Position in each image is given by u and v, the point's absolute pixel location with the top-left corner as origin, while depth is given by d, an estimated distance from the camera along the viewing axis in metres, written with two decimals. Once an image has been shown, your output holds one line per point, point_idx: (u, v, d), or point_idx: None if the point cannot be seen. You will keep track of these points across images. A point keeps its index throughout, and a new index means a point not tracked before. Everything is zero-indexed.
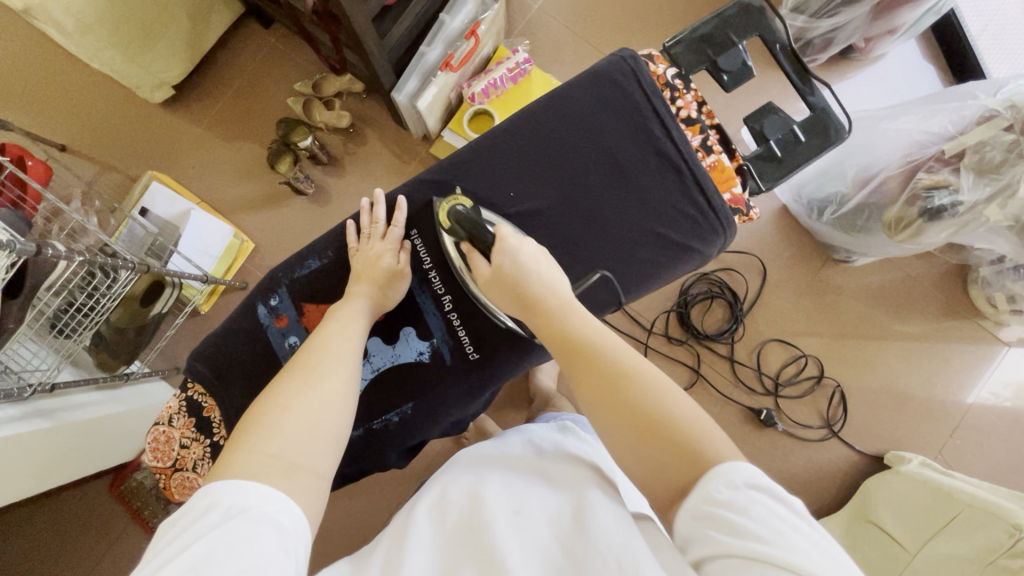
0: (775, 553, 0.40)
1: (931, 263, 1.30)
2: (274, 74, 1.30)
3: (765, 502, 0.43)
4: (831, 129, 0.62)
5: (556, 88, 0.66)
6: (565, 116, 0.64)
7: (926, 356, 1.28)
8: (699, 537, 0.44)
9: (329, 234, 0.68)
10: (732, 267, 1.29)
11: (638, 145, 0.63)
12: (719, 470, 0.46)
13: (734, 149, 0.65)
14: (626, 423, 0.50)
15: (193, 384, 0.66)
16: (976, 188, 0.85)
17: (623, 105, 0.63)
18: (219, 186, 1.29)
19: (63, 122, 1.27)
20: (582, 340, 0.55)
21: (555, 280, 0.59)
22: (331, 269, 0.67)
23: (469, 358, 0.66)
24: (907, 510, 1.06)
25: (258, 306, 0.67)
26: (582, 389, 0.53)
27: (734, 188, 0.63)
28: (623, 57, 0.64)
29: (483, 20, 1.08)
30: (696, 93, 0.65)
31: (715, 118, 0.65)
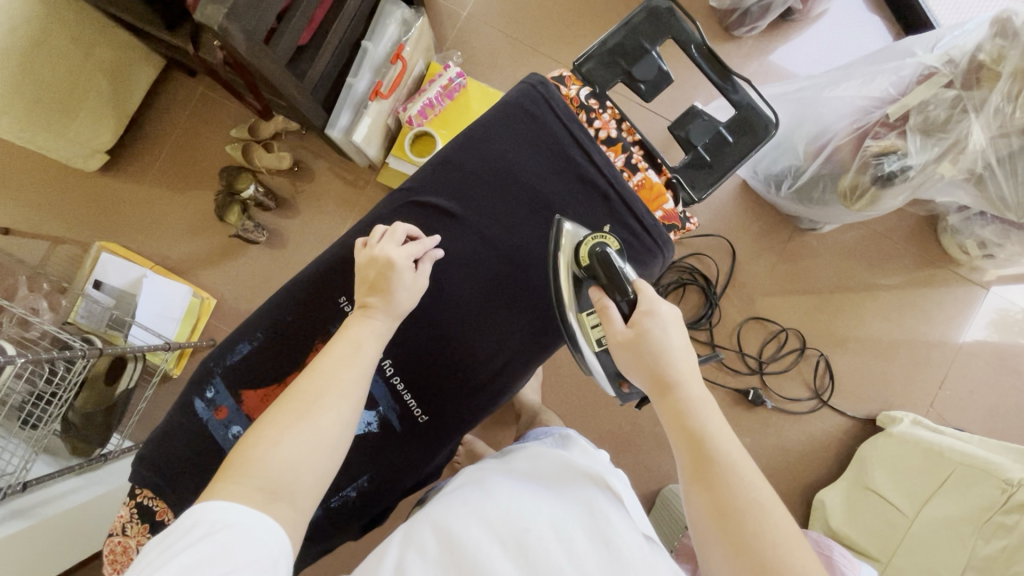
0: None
1: (899, 217, 1.28)
2: (208, 123, 1.27)
3: None
4: (758, 127, 0.60)
5: (470, 124, 0.63)
6: (482, 156, 0.61)
7: (907, 311, 1.27)
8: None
9: (259, 311, 0.65)
10: (701, 251, 1.27)
11: (562, 175, 0.61)
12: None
13: (661, 162, 0.63)
14: (745, 554, 0.46)
15: (143, 489, 0.63)
16: (924, 149, 0.82)
17: (540, 135, 0.61)
18: (171, 247, 1.26)
19: (2, 205, 1.24)
20: (716, 455, 0.49)
21: (693, 376, 0.52)
22: (264, 351, 0.64)
23: (418, 421, 0.64)
24: (903, 473, 1.05)
25: (194, 401, 0.64)
26: (707, 506, 0.48)
27: (665, 204, 0.61)
28: (532, 84, 0.61)
29: (406, 42, 1.05)
30: (613, 110, 0.62)
31: (637, 133, 0.63)
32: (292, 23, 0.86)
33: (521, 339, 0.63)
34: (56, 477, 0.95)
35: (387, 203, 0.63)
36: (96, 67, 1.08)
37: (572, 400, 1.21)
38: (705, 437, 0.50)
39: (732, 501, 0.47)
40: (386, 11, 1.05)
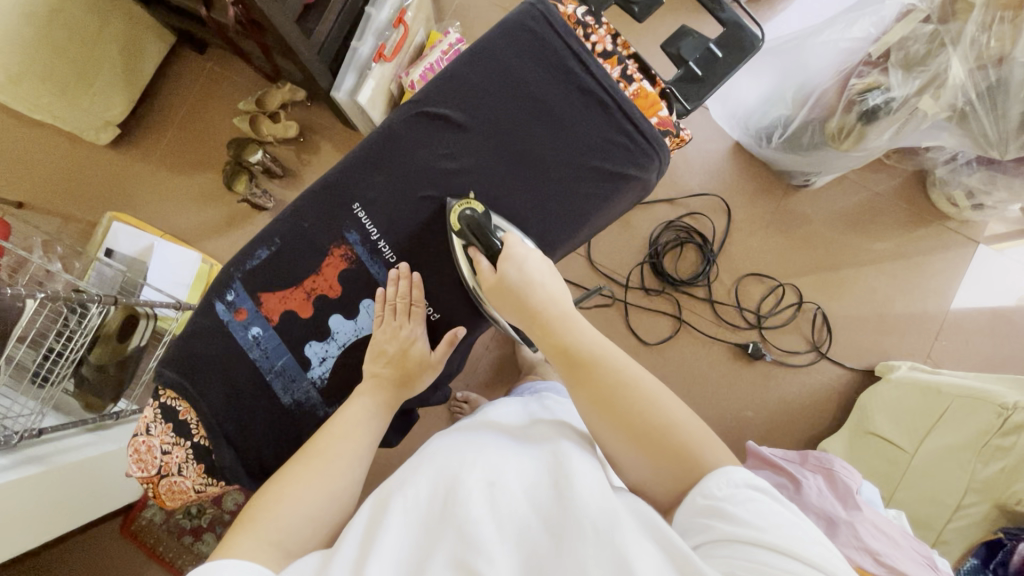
0: (761, 537, 0.41)
1: (890, 175, 1.32)
2: (215, 97, 1.31)
3: (763, 500, 0.44)
4: (746, 42, 0.63)
5: (473, 43, 0.66)
6: (486, 71, 0.65)
7: (900, 266, 1.30)
8: (692, 526, 0.45)
9: (276, 219, 0.67)
10: (697, 211, 1.30)
11: (561, 85, 0.64)
12: (719, 472, 0.47)
13: (655, 74, 0.66)
14: (630, 429, 0.50)
15: (165, 391, 0.65)
16: (906, 83, 0.86)
17: (540, 49, 0.64)
18: (180, 216, 1.29)
19: (15, 180, 1.27)
20: (585, 353, 0.53)
21: (558, 293, 0.58)
22: (281, 255, 0.66)
23: (430, 319, 0.68)
24: (901, 413, 1.07)
25: (215, 303, 0.66)
26: (589, 401, 0.51)
27: (660, 111, 0.64)
28: (530, 3, 0.64)
29: (408, 7, 1.09)
30: (608, 26, 0.65)
31: (631, 47, 0.66)
32: None
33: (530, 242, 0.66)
34: (67, 428, 0.97)
35: (397, 116, 0.67)
36: (111, 39, 1.12)
37: None
38: (571, 346, 0.54)
39: (604, 391, 0.51)
40: None
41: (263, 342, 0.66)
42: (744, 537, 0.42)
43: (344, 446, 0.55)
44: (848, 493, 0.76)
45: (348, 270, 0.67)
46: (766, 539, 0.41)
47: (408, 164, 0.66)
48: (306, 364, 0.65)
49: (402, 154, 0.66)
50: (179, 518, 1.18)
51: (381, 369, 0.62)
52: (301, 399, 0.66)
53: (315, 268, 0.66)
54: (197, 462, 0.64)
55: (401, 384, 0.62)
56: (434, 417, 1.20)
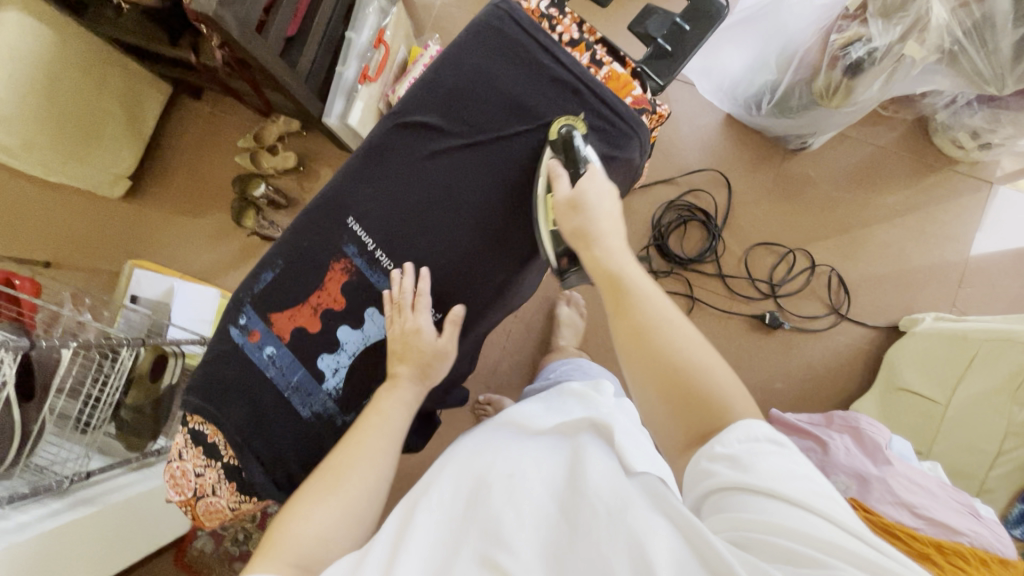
0: (773, 490, 0.43)
1: (890, 126, 1.29)
2: (215, 138, 1.36)
3: (776, 451, 0.46)
4: (712, 11, 0.64)
5: (445, 49, 0.67)
6: (458, 76, 0.65)
7: (913, 217, 1.27)
8: (699, 476, 0.48)
9: (278, 244, 0.70)
10: (696, 187, 1.29)
11: (534, 80, 0.65)
12: (739, 425, 0.48)
13: (624, 55, 0.65)
14: (659, 369, 0.52)
15: (193, 416, 0.68)
16: (887, 31, 0.84)
17: (508, 47, 0.64)
18: (197, 256, 1.34)
19: (40, 242, 1.34)
20: (635, 286, 0.57)
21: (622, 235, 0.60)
22: (286, 277, 0.69)
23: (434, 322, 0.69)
24: (931, 366, 1.04)
25: (230, 328, 0.70)
26: (624, 328, 0.55)
27: (633, 90, 0.64)
28: (494, 3, 0.65)
29: (386, 27, 1.14)
30: (573, 15, 0.66)
31: (598, 32, 0.66)
32: (277, 15, 0.92)
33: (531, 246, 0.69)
34: (113, 468, 1.02)
35: (378, 130, 0.68)
36: (111, 97, 1.19)
37: (590, 349, 1.24)
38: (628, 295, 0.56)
39: (642, 324, 0.54)
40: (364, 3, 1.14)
41: (277, 360, 0.69)
42: (756, 487, 0.43)
43: (363, 451, 0.57)
44: (877, 449, 0.74)
45: (350, 282, 0.69)
46: (783, 495, 0.42)
47: (397, 175, 0.68)
48: (320, 377, 0.68)
49: (388, 167, 0.68)
50: (228, 546, 1.22)
51: (393, 375, 0.64)
52: (320, 411, 0.69)
53: (319, 284, 0.69)
54: (230, 482, 0.67)
55: (413, 388, 0.64)
56: (458, 423, 1.22)
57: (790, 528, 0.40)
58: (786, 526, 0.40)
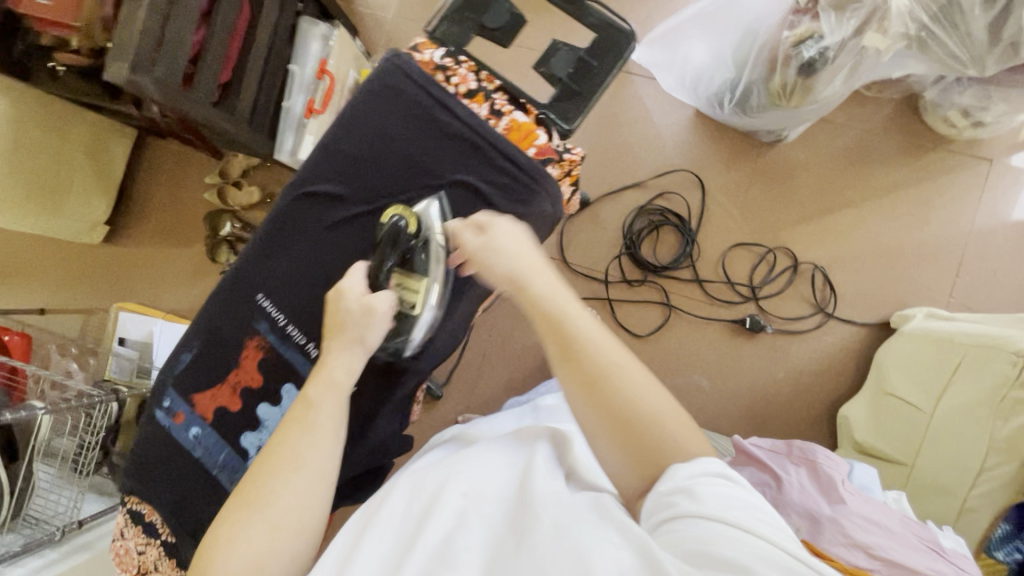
0: (727, 516, 0.43)
1: (875, 107, 1.20)
2: (184, 176, 1.37)
3: (728, 484, 0.46)
4: (621, 46, 0.60)
5: (343, 109, 0.65)
6: (358, 138, 0.63)
7: (904, 204, 1.19)
8: (658, 505, 0.47)
9: (195, 322, 0.71)
10: (667, 190, 1.23)
11: (433, 137, 0.62)
12: (699, 463, 0.48)
13: (525, 102, 0.63)
14: (606, 409, 0.51)
15: (132, 497, 0.72)
16: (841, 26, 0.78)
17: (405, 105, 0.62)
18: (178, 295, 1.37)
19: (34, 292, 1.40)
20: (582, 340, 0.53)
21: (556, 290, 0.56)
22: (202, 358, 0.70)
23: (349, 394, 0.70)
24: (918, 370, 0.99)
25: (156, 412, 0.71)
26: (577, 377, 0.52)
27: (535, 141, 0.62)
28: (389, 58, 0.62)
29: (330, 56, 1.09)
30: (469, 63, 0.62)
31: (496, 79, 0.62)
32: (205, 64, 0.91)
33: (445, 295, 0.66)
34: (107, 513, 1.06)
35: (282, 200, 0.67)
36: (75, 149, 1.20)
37: None
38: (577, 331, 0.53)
39: (594, 372, 0.51)
40: (305, 30, 1.10)
41: (203, 441, 0.69)
42: (714, 516, 0.43)
43: None
44: (832, 485, 0.71)
45: (265, 359, 0.69)
46: (736, 521, 0.42)
47: (303, 244, 0.67)
48: (244, 458, 0.68)
49: (294, 237, 0.66)
50: None
51: None
52: None
53: (235, 362, 0.69)
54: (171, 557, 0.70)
55: None
56: None
57: (741, 557, 0.39)
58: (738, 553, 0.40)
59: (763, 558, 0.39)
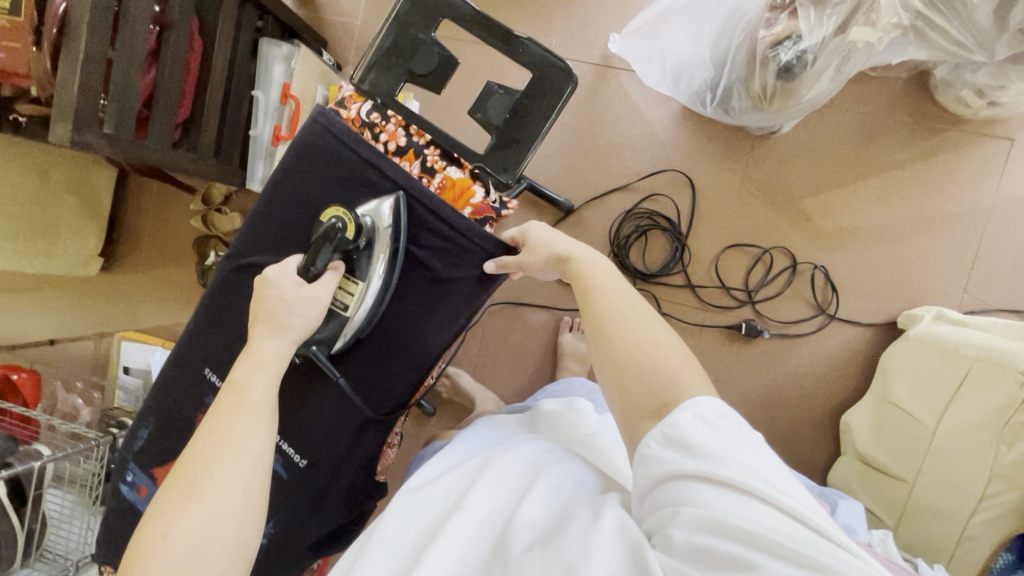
0: (716, 470, 0.44)
1: (882, 87, 1.10)
2: (170, 204, 1.38)
3: (721, 422, 0.46)
4: (555, 85, 0.59)
5: (273, 174, 0.65)
6: (291, 205, 0.64)
7: (913, 193, 1.11)
8: (649, 463, 0.48)
9: (148, 399, 0.72)
10: (655, 191, 1.17)
11: (365, 202, 0.63)
12: (689, 403, 0.48)
13: (459, 157, 0.64)
14: (627, 380, 0.52)
15: (108, 565, 0.75)
16: (819, 25, 0.74)
17: (336, 168, 0.62)
18: (174, 321, 1.39)
19: (40, 323, 1.44)
20: (603, 304, 0.55)
21: (586, 256, 0.59)
22: (158, 433, 0.71)
23: (300, 465, 0.71)
24: (920, 380, 0.93)
25: (121, 485, 0.73)
26: (593, 338, 0.55)
27: (471, 199, 0.63)
28: (314, 118, 0.62)
29: (292, 79, 1.05)
30: (397, 118, 0.63)
31: (426, 134, 0.64)
32: (159, 107, 0.89)
33: (396, 356, 0.68)
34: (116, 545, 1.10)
35: (221, 274, 0.68)
36: (58, 187, 1.21)
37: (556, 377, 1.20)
38: (589, 287, 0.57)
39: (623, 335, 0.53)
40: (267, 52, 1.04)
41: None
42: (703, 475, 0.44)
43: None
44: None
45: None
46: (719, 476, 0.43)
47: (244, 316, 0.68)
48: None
49: (239, 306, 0.68)
50: None
51: None
52: None
53: (190, 440, 0.71)
54: None
55: None
56: None
57: (731, 519, 0.41)
58: (728, 517, 0.42)
59: (743, 520, 0.41)
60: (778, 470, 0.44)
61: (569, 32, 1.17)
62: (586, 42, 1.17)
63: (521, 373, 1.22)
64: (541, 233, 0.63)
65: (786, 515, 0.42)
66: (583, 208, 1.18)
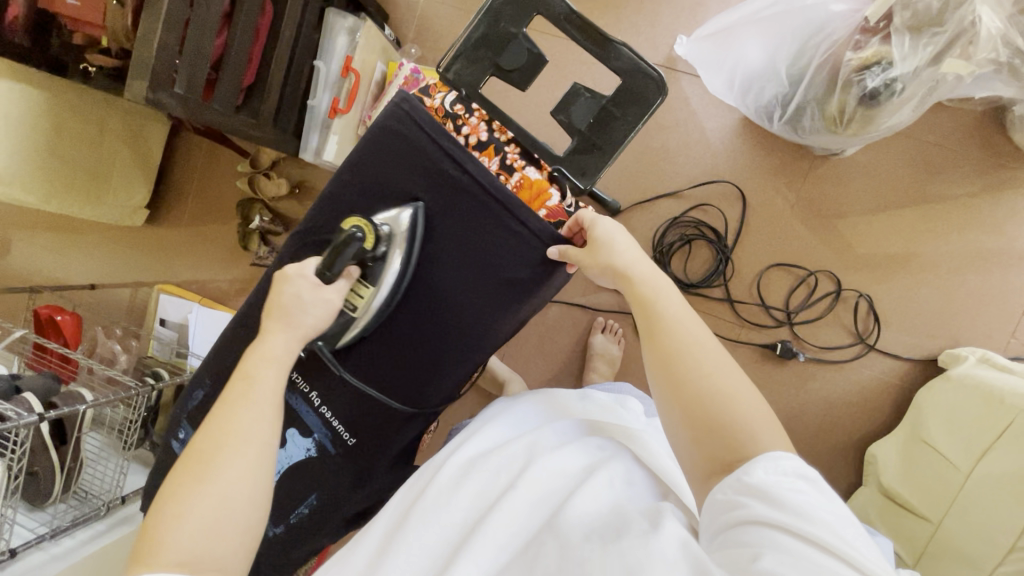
0: (801, 525, 0.43)
1: (954, 117, 1.07)
2: (217, 163, 1.39)
3: (808, 488, 0.45)
4: (645, 95, 0.60)
5: (351, 154, 0.68)
6: (365, 188, 0.67)
7: (973, 230, 1.08)
8: (725, 503, 0.47)
9: (207, 362, 0.76)
10: (705, 201, 1.15)
11: (441, 192, 0.65)
12: (766, 457, 0.48)
13: (539, 158, 0.66)
14: (697, 417, 0.51)
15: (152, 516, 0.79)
16: (913, 54, 0.73)
17: (414, 154, 0.65)
18: (210, 279, 1.41)
19: (82, 267, 1.47)
20: (679, 336, 0.54)
21: (657, 276, 0.58)
22: (213, 397, 0.75)
23: (348, 443, 0.73)
24: (956, 420, 0.93)
25: (173, 442, 0.77)
26: (656, 364, 0.54)
27: (547, 202, 0.65)
28: (396, 103, 0.65)
29: (355, 52, 1.04)
30: (480, 113, 0.65)
31: (509, 131, 0.66)
32: (227, 71, 0.90)
33: (458, 336, 0.69)
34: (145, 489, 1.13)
35: (289, 250, 0.72)
36: (113, 137, 1.23)
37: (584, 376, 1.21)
38: (655, 312, 0.55)
39: (697, 369, 0.52)
40: (330, 23, 1.04)
41: None
42: (784, 524, 0.43)
43: None
44: None
45: None
46: (800, 528, 0.42)
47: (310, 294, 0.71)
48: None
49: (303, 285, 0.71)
50: None
51: None
52: None
53: None
54: None
55: None
56: None
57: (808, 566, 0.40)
58: (805, 565, 0.40)
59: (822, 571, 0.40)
60: (856, 533, 0.43)
61: (636, 29, 1.15)
62: (652, 42, 1.15)
63: (547, 368, 1.22)
64: (611, 233, 0.60)
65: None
66: (630, 211, 1.17)
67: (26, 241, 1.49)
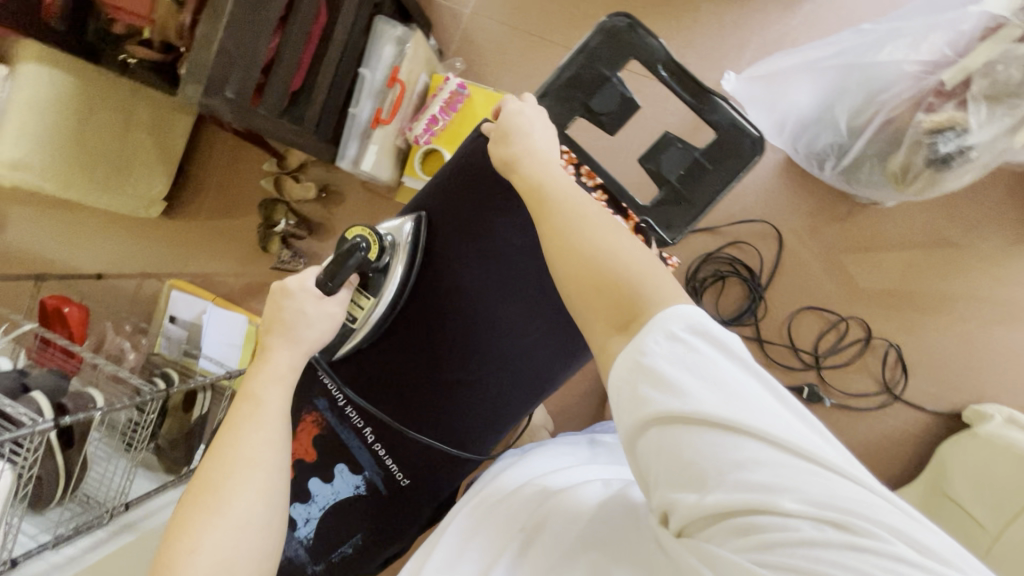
0: (702, 409, 0.37)
1: (994, 176, 1.07)
2: (241, 160, 1.35)
3: (706, 349, 0.39)
4: (738, 152, 0.59)
5: (426, 186, 0.70)
6: (439, 221, 0.68)
7: (1004, 289, 1.09)
8: (626, 402, 0.40)
9: None
10: (741, 239, 1.15)
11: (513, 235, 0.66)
12: (660, 320, 0.40)
13: (626, 207, 0.63)
14: None
15: None
16: (990, 124, 0.72)
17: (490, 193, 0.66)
18: (224, 278, 1.36)
19: (89, 255, 1.42)
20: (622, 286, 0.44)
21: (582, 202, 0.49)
22: None
23: (401, 484, 0.73)
24: (984, 479, 0.92)
25: None
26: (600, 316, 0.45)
27: None
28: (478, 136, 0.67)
29: (403, 63, 1.01)
30: (570, 155, 0.63)
31: (597, 177, 0.64)
32: (278, 76, 0.87)
33: (519, 381, 0.68)
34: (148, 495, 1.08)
35: None
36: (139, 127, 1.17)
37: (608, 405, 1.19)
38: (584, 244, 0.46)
39: None
40: (379, 31, 1.00)
41: None
42: (694, 417, 0.37)
43: None
44: None
45: (320, 435, 0.73)
46: (698, 412, 0.37)
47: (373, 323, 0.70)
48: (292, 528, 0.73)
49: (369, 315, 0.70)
50: None
51: None
52: (292, 555, 0.75)
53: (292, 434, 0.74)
54: None
55: None
56: None
57: (735, 469, 0.36)
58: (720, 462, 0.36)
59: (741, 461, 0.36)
60: (772, 399, 0.38)
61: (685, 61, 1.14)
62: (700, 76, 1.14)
63: (570, 395, 1.20)
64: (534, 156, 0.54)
65: (830, 473, 0.36)
66: None
67: (34, 222, 1.43)
